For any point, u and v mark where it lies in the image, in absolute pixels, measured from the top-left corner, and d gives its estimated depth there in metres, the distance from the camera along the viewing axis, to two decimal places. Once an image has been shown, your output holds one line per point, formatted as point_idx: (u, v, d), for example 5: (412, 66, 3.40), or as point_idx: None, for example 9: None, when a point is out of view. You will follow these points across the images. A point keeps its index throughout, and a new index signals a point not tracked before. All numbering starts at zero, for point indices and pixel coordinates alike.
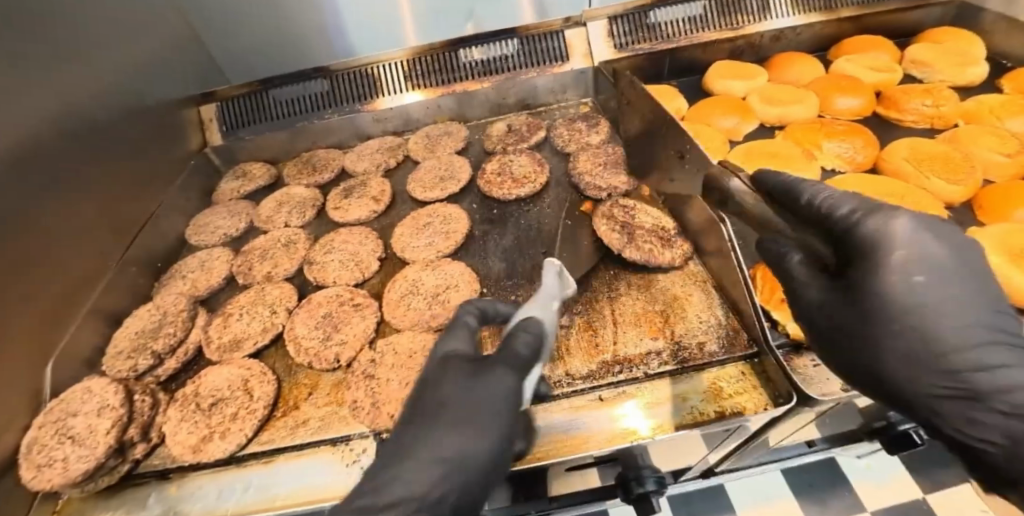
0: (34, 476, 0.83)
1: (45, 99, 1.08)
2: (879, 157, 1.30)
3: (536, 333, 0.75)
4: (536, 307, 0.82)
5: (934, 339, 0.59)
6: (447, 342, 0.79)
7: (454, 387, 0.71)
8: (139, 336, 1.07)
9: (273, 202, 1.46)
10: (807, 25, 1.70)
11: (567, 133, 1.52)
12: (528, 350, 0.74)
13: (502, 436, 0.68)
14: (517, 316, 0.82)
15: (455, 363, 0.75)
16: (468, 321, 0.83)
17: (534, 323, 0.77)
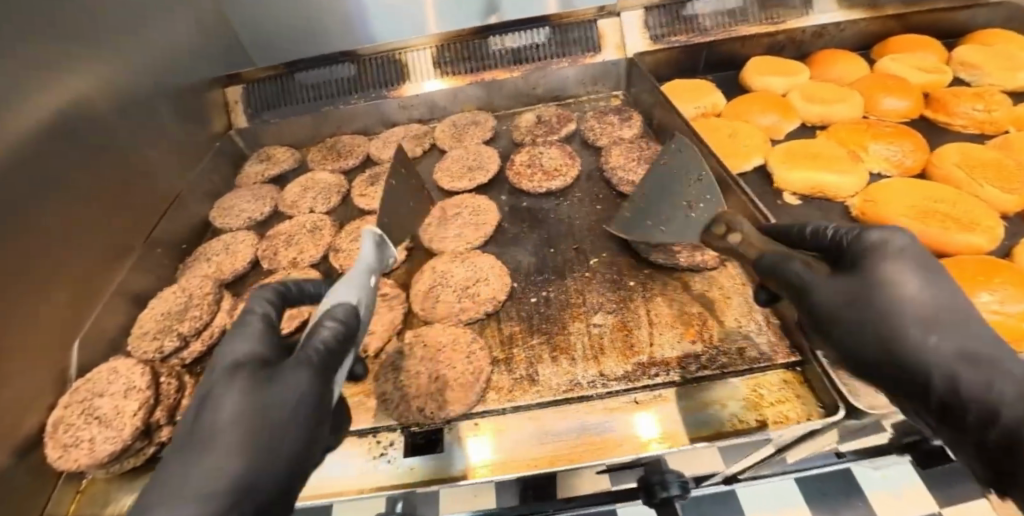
0: (60, 456, 0.82)
1: (70, 79, 1.06)
2: (928, 161, 1.25)
3: (340, 319, 0.64)
4: (343, 287, 0.69)
5: (906, 330, 0.54)
6: (230, 343, 0.66)
7: (232, 400, 0.57)
8: (164, 318, 1.06)
9: (298, 187, 1.44)
10: (850, 21, 1.63)
11: (598, 126, 1.47)
12: (332, 341, 0.63)
13: (297, 442, 0.58)
14: (324, 304, 0.68)
15: (241, 372, 0.60)
16: (259, 314, 0.70)
17: (337, 307, 0.66)
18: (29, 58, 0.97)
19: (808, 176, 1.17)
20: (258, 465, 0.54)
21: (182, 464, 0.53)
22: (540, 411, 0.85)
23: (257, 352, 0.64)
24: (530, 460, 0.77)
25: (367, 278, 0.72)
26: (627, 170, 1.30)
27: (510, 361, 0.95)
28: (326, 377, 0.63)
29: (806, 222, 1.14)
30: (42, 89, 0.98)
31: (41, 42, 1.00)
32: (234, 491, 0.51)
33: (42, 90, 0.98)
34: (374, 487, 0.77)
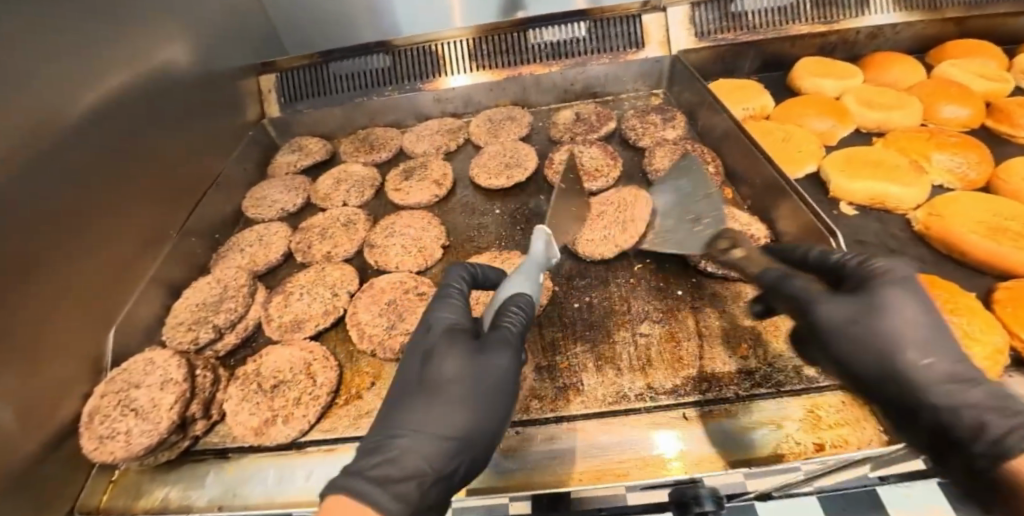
0: (95, 448, 0.81)
1: (104, 63, 1.03)
2: (994, 175, 1.18)
3: (524, 308, 0.72)
4: (518, 280, 0.76)
5: (891, 346, 0.60)
6: (438, 311, 0.75)
7: (454, 363, 0.67)
8: (199, 309, 1.05)
9: (331, 179, 1.42)
10: (908, 23, 1.55)
11: (640, 125, 1.42)
12: (517, 327, 0.71)
13: (505, 415, 0.66)
14: (504, 293, 0.76)
15: (457, 339, 0.70)
16: (456, 288, 0.79)
17: (518, 298, 0.74)
18: (62, 39, 0.94)
19: (868, 186, 1.11)
20: (477, 420, 0.63)
21: (421, 410, 0.63)
22: (581, 424, 0.82)
23: (463, 325, 0.73)
24: (568, 476, 0.75)
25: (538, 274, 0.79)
26: None
27: (552, 368, 0.91)
28: (519, 355, 0.70)
29: (864, 234, 1.08)
30: (76, 73, 0.96)
31: (76, 24, 0.98)
32: (462, 437, 0.61)
33: (77, 74, 0.96)
34: None
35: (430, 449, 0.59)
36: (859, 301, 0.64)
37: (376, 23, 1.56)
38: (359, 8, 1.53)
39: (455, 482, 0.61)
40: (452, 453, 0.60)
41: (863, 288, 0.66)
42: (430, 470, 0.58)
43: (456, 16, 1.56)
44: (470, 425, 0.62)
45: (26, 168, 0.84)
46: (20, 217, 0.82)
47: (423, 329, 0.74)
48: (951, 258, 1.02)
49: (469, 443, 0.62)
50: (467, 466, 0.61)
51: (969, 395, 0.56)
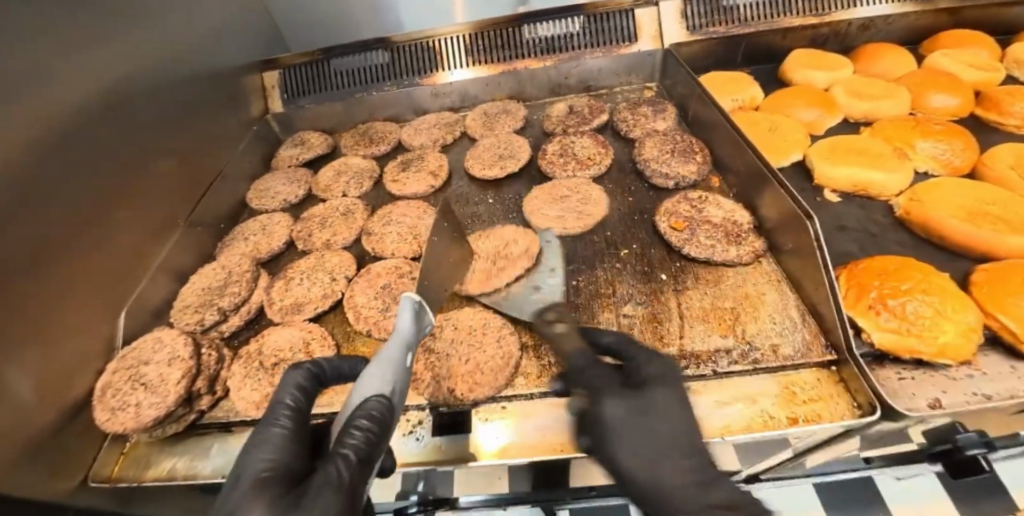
0: (107, 418, 0.87)
1: (115, 59, 1.09)
2: (979, 162, 1.20)
3: (373, 420, 0.63)
4: (372, 372, 0.67)
5: (646, 450, 0.66)
6: (251, 454, 0.60)
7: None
8: (205, 292, 1.10)
9: (332, 171, 1.47)
10: (900, 14, 1.57)
11: (632, 117, 1.46)
12: (363, 445, 0.61)
13: None
14: (357, 393, 0.66)
15: (266, 494, 0.55)
16: (286, 403, 0.67)
17: (369, 403, 0.64)
18: (73, 37, 1.00)
19: (852, 173, 1.14)
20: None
21: None
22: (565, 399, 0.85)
23: (284, 464, 0.59)
24: (545, 446, 0.78)
25: (406, 357, 0.70)
26: (660, 162, 1.29)
27: (538, 347, 0.95)
28: (358, 491, 0.58)
29: (847, 220, 1.11)
30: (88, 71, 1.02)
31: (87, 22, 1.03)
32: None
33: (90, 72, 1.02)
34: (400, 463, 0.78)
35: None
36: (635, 397, 0.70)
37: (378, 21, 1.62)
38: (359, 9, 1.59)
39: None
40: None
41: (640, 385, 0.72)
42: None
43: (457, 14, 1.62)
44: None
45: (42, 157, 0.90)
46: (36, 202, 0.88)
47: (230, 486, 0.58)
48: (931, 242, 1.05)
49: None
50: None
51: (671, 462, 0.66)
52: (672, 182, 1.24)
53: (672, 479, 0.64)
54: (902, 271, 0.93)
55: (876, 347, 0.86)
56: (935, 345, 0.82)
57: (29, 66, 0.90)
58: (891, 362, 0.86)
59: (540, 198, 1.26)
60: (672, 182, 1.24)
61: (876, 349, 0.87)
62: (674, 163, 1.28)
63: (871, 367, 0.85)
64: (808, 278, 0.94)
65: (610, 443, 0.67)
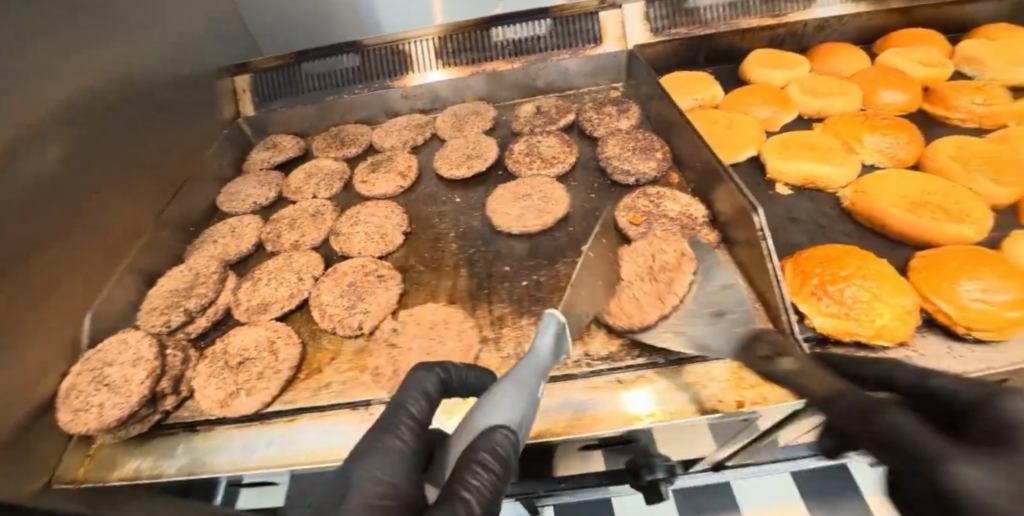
0: (71, 419, 0.87)
1: (85, 62, 1.10)
2: (923, 154, 1.25)
3: (497, 463, 0.58)
4: (505, 401, 0.60)
5: None
6: (370, 462, 0.61)
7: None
8: (172, 295, 1.11)
9: (302, 173, 1.48)
10: (854, 15, 1.63)
11: (597, 117, 1.49)
12: (486, 488, 0.58)
13: None
14: (478, 420, 0.61)
15: None
16: (412, 412, 0.67)
17: (494, 438, 0.58)
18: (63, 39, 1.05)
19: (802, 167, 1.19)
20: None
21: None
22: None
23: (396, 488, 0.59)
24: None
25: (538, 385, 0.61)
26: (622, 159, 1.33)
27: (498, 339, 0.98)
28: None
29: (797, 213, 1.15)
30: (56, 74, 1.02)
31: (56, 25, 1.04)
32: None
33: (58, 75, 1.03)
34: None
35: None
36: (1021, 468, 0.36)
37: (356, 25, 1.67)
38: (342, 10, 1.63)
39: None
40: None
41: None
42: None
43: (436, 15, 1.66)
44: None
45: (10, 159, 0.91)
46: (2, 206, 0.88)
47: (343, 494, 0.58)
48: (875, 232, 1.09)
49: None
50: None
51: None
52: (632, 179, 1.28)
53: None
54: (843, 258, 0.97)
55: (818, 330, 0.90)
56: (872, 327, 0.87)
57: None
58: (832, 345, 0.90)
59: (504, 196, 1.28)
60: (633, 179, 1.28)
61: (819, 333, 0.90)
62: (635, 160, 1.32)
63: (814, 351, 0.90)
64: (755, 268, 0.98)
65: None
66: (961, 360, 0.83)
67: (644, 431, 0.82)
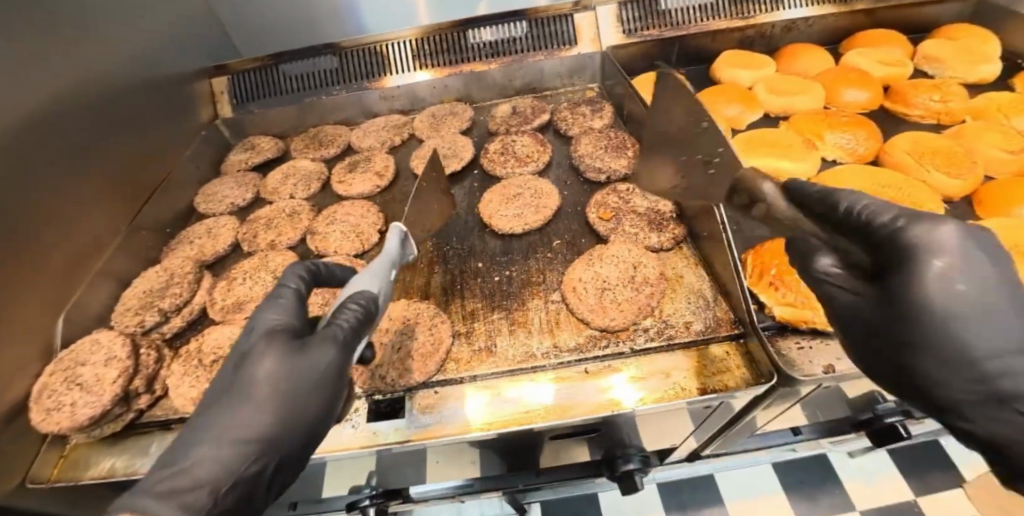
0: (42, 419, 0.88)
1: (58, 64, 1.10)
2: (881, 150, 1.30)
3: (362, 306, 0.74)
4: (368, 276, 0.80)
5: (969, 347, 0.55)
6: (265, 312, 0.75)
7: (271, 362, 0.68)
8: (147, 295, 1.12)
9: (279, 174, 1.49)
10: (820, 16, 1.68)
11: (571, 117, 1.53)
12: (352, 325, 0.73)
13: (318, 411, 0.69)
14: (350, 288, 0.79)
15: (275, 340, 0.71)
16: (292, 286, 0.80)
17: (360, 294, 0.76)
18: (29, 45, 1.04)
19: (765, 163, 1.24)
20: (294, 408, 0.67)
21: (209, 428, 0.64)
22: (493, 380, 0.92)
23: (290, 322, 0.75)
24: (494, 421, 0.85)
25: (390, 271, 0.85)
26: (594, 157, 1.36)
27: (470, 333, 1.02)
28: (347, 352, 0.72)
29: None
30: (24, 74, 1.02)
31: (25, 26, 1.05)
32: (265, 439, 0.65)
33: (28, 76, 1.03)
34: (347, 446, 0.83)
35: (225, 455, 0.62)
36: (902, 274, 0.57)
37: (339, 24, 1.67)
38: (324, 14, 1.64)
39: (261, 477, 0.65)
40: (251, 458, 0.64)
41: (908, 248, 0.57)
42: (227, 476, 0.61)
43: (422, 16, 1.68)
44: (283, 422, 0.67)
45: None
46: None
47: (247, 330, 0.74)
48: None
49: (283, 438, 0.66)
50: (269, 466, 0.65)
51: (1023, 369, 0.54)
52: (604, 176, 1.32)
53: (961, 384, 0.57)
54: None
55: (777, 319, 0.94)
56: None
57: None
58: (792, 333, 0.93)
59: (497, 201, 1.29)
60: (604, 176, 1.32)
61: (778, 322, 0.94)
62: (607, 158, 1.35)
63: (773, 339, 0.92)
64: (718, 261, 1.02)
65: (917, 324, 0.57)
66: None
67: (622, 417, 0.84)
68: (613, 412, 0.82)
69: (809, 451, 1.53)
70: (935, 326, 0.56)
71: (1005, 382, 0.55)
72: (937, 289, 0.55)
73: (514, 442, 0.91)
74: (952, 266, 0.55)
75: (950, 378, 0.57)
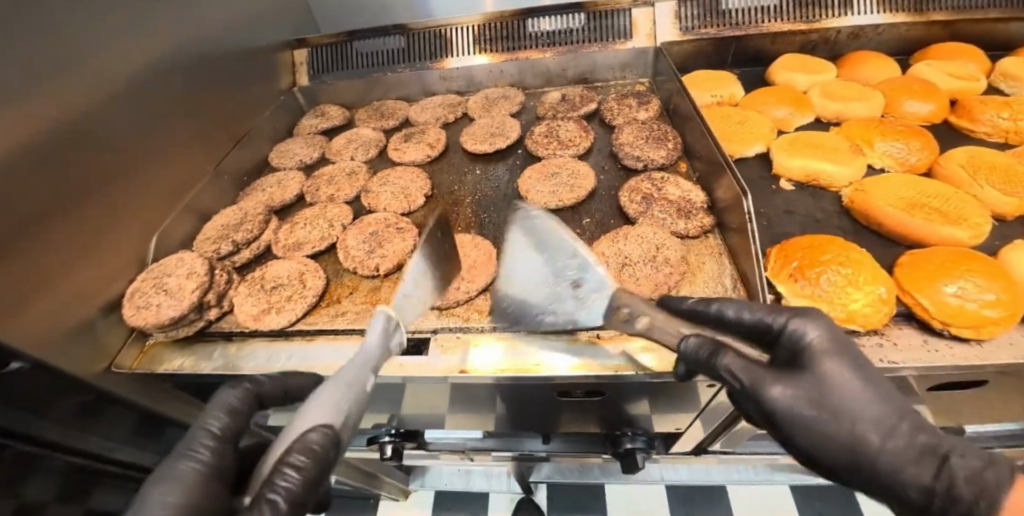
0: (133, 314, 1.05)
1: (101, 55, 1.09)
2: (935, 162, 1.27)
3: (305, 461, 0.62)
4: (309, 414, 0.64)
5: (871, 413, 0.64)
6: (159, 489, 0.63)
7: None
8: (224, 228, 1.29)
9: (343, 139, 1.64)
10: (891, 25, 1.62)
11: (617, 107, 1.58)
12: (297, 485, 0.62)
13: None
14: (295, 426, 0.64)
15: None
16: (211, 430, 0.71)
17: (309, 436, 0.62)
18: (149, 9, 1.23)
19: (806, 164, 1.24)
20: None
21: None
22: (512, 333, 1.01)
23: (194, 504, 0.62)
24: (510, 368, 0.93)
25: (366, 379, 0.68)
26: (633, 146, 1.41)
27: (495, 291, 1.11)
28: None
29: (795, 206, 1.22)
30: (70, 70, 1.02)
31: (66, 16, 1.02)
32: None
33: (76, 74, 1.03)
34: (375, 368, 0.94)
35: None
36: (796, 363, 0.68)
37: (410, 7, 1.82)
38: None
39: None
40: None
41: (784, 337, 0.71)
42: None
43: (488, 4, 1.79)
44: None
45: (28, 150, 0.92)
46: (7, 198, 0.88)
47: None
48: (870, 229, 1.14)
49: None
50: None
51: (912, 428, 0.62)
52: (641, 164, 1.37)
53: (896, 453, 0.62)
54: (823, 245, 1.04)
55: None
56: (844, 310, 0.93)
57: (57, 49, 1.00)
58: None
59: (534, 176, 1.37)
60: (641, 164, 1.37)
61: None
62: (646, 148, 1.40)
63: None
64: (741, 252, 1.04)
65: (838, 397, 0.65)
66: (933, 353, 0.88)
67: (625, 381, 0.91)
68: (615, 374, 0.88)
69: (831, 478, 1.52)
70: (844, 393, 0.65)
71: (925, 437, 0.61)
72: (829, 363, 0.66)
73: (527, 392, 0.99)
74: (833, 346, 0.67)
75: (888, 443, 0.63)
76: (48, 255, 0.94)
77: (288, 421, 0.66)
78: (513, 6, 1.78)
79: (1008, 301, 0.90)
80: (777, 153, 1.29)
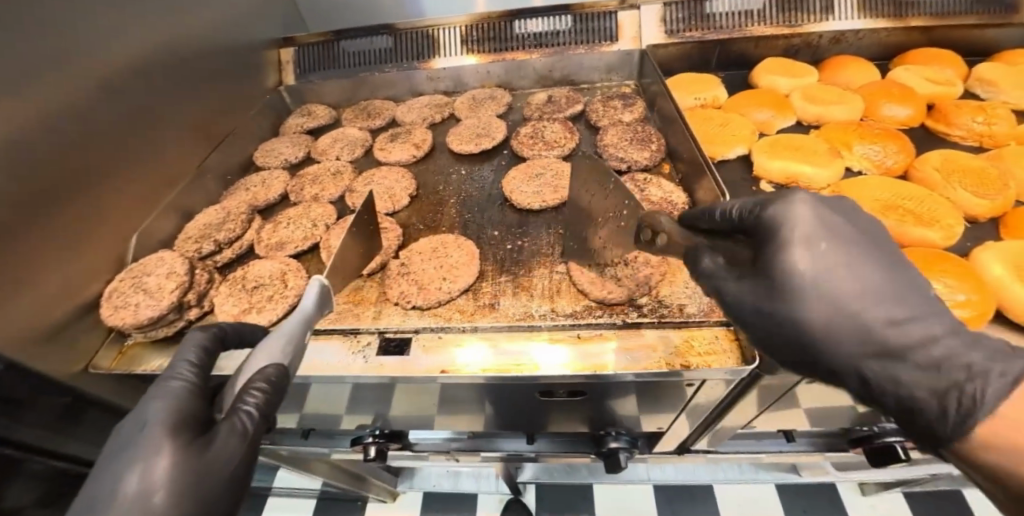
0: (111, 313, 1.04)
1: (79, 58, 1.08)
2: (911, 165, 1.29)
3: (266, 386, 0.71)
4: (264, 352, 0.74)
5: (843, 302, 0.63)
6: (151, 402, 0.70)
7: (166, 462, 0.63)
8: (206, 227, 1.28)
9: (329, 138, 1.64)
10: (871, 30, 1.65)
11: (602, 109, 1.59)
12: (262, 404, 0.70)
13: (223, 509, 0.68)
14: (255, 360, 0.74)
15: (176, 436, 0.66)
16: (190, 360, 0.77)
17: (267, 369, 0.72)
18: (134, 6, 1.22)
19: (785, 166, 1.26)
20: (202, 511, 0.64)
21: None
22: (493, 333, 1.01)
23: (183, 410, 0.69)
24: (493, 367, 0.93)
25: (305, 332, 0.79)
26: (617, 147, 1.43)
27: (477, 291, 1.12)
28: (252, 443, 0.70)
29: None
30: (53, 72, 1.02)
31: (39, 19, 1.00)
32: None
33: (56, 76, 1.02)
34: (358, 368, 0.94)
35: None
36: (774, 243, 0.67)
37: (398, 7, 1.82)
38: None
39: None
40: None
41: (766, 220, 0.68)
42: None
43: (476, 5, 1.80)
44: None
45: None
46: None
47: (127, 426, 0.67)
48: None
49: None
50: None
51: (915, 333, 0.61)
52: (625, 165, 1.38)
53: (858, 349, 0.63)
54: None
55: None
56: None
57: (38, 48, 1.00)
58: None
59: (518, 177, 1.38)
60: (625, 165, 1.38)
61: None
62: (630, 149, 1.41)
63: None
64: None
65: (816, 284, 0.64)
66: None
67: (605, 380, 0.91)
68: (593, 374, 0.89)
69: (813, 476, 1.54)
70: (824, 277, 0.64)
71: (902, 336, 0.61)
72: (805, 248, 0.65)
73: (509, 392, 0.99)
74: (816, 229, 0.65)
75: (851, 338, 0.63)
76: (25, 255, 0.93)
77: (246, 362, 0.76)
78: (500, 8, 1.79)
79: (977, 302, 0.93)
80: (756, 156, 1.30)
